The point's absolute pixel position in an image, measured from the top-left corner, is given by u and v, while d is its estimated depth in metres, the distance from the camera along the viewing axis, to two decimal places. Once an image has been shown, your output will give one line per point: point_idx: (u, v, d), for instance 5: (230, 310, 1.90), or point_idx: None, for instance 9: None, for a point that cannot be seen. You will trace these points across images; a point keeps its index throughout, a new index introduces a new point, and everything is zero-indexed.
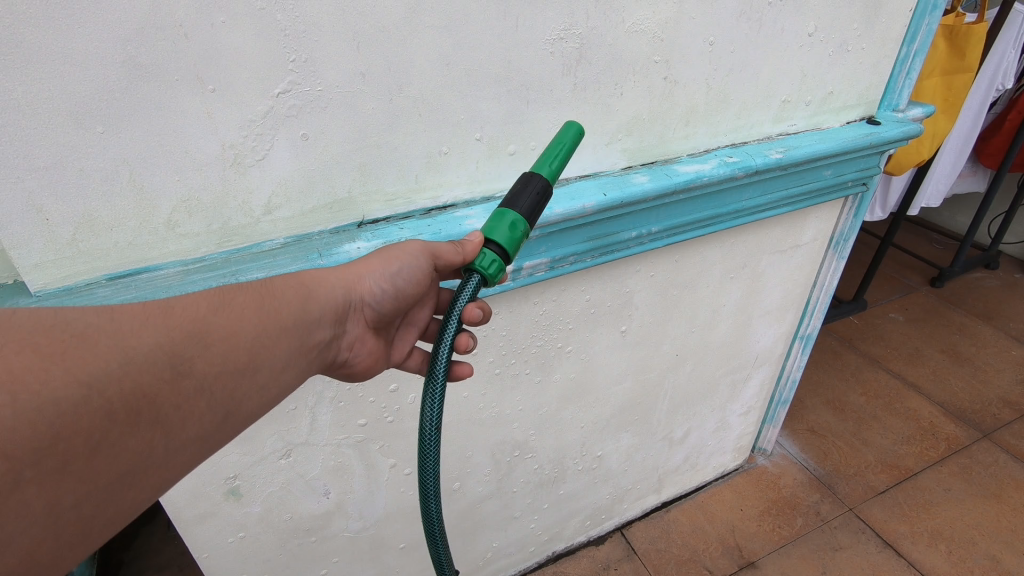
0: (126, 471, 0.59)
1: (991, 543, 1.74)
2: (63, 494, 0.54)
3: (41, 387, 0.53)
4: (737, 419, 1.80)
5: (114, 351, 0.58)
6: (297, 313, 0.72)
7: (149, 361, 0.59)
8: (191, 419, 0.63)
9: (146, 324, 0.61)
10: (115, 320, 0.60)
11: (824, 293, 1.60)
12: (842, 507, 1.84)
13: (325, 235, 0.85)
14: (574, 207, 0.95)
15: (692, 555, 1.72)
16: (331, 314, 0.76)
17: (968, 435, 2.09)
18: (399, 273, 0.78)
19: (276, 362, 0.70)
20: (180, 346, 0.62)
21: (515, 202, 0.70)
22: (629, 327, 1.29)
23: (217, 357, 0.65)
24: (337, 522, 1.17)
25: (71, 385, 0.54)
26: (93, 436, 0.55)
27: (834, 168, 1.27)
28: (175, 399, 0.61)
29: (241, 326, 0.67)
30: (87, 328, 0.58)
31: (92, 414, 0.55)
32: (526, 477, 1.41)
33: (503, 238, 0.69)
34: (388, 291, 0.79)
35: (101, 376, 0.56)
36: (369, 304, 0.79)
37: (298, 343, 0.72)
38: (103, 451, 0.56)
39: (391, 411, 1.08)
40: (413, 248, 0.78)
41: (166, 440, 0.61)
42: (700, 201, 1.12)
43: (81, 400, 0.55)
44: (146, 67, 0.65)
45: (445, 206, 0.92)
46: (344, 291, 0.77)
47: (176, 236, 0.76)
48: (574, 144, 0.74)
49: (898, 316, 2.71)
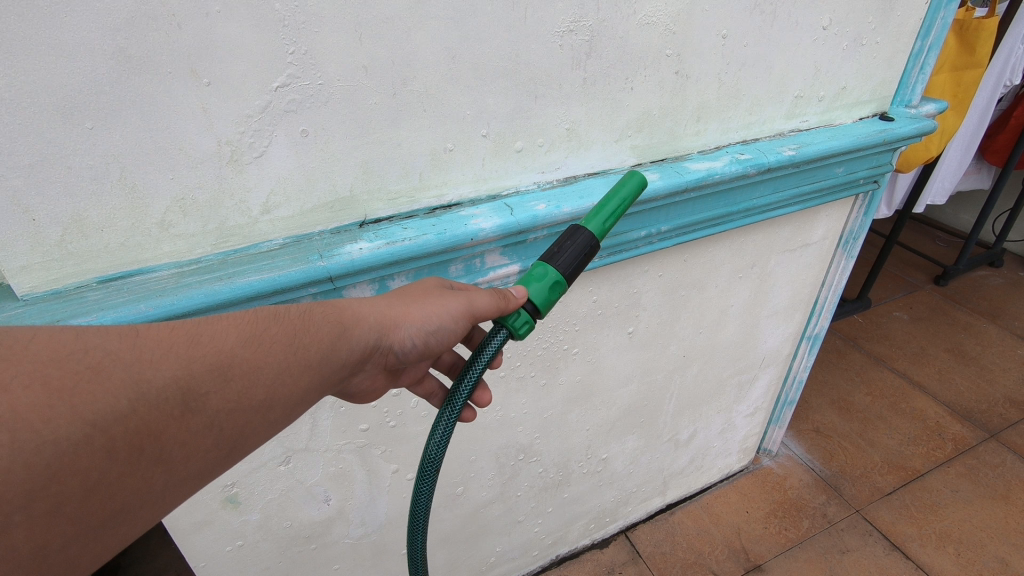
0: (123, 505, 0.60)
1: (1000, 545, 1.72)
2: (54, 531, 0.55)
3: (45, 426, 0.53)
4: (744, 420, 1.77)
5: (125, 386, 0.58)
6: (323, 352, 0.69)
7: (160, 397, 0.59)
8: (194, 456, 0.63)
9: (165, 356, 0.60)
10: (135, 348, 0.60)
11: (833, 293, 1.58)
12: (849, 508, 1.82)
13: (325, 235, 0.81)
14: (582, 206, 0.92)
15: (698, 557, 1.69)
16: (355, 358, 0.73)
17: (975, 436, 2.06)
18: (435, 333, 0.75)
19: (290, 402, 0.68)
20: (194, 382, 0.61)
21: (555, 258, 0.71)
22: (636, 329, 1.26)
23: (231, 394, 0.64)
24: (338, 529, 1.14)
25: (76, 424, 0.55)
26: (91, 474, 0.56)
27: (845, 166, 1.24)
28: (181, 434, 0.61)
29: (261, 362, 0.65)
30: (104, 357, 0.58)
31: (92, 454, 0.56)
32: (531, 482, 1.39)
33: (537, 297, 0.71)
34: (418, 348, 0.75)
35: (106, 414, 0.56)
36: (396, 352, 0.76)
37: (319, 381, 0.70)
38: (101, 487, 0.57)
39: (393, 416, 1.05)
40: (454, 308, 0.74)
41: (165, 474, 0.62)
42: (710, 199, 1.09)
43: (82, 438, 0.55)
44: (138, 59, 0.61)
45: (449, 205, 0.89)
46: (378, 336, 0.73)
47: (170, 237, 0.73)
48: (629, 201, 0.74)
49: (902, 315, 2.68)
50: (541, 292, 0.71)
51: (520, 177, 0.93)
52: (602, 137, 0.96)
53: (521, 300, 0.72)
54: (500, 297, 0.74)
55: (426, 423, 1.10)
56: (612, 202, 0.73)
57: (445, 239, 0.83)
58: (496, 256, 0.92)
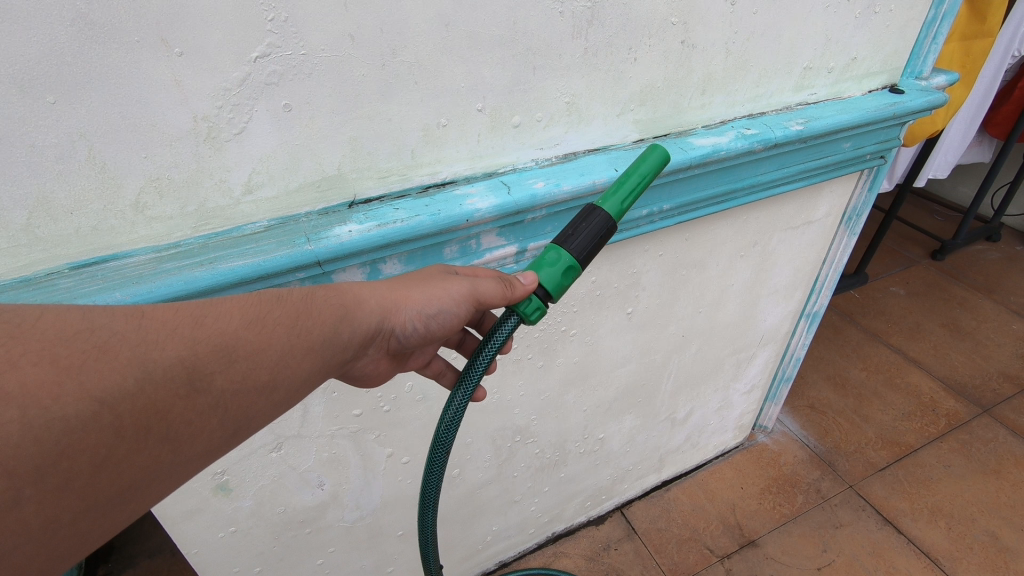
0: (136, 484, 0.58)
1: (990, 519, 1.74)
2: (61, 509, 0.53)
3: (54, 404, 0.51)
4: (741, 397, 1.77)
5: (133, 365, 0.55)
6: (326, 333, 0.67)
7: (169, 377, 0.57)
8: (200, 436, 0.61)
9: (171, 336, 0.58)
10: (141, 328, 0.57)
11: (834, 270, 1.55)
12: (843, 484, 1.84)
13: (312, 217, 0.77)
14: (583, 184, 0.88)
15: (693, 533, 1.71)
16: (357, 341, 0.71)
17: (968, 411, 2.07)
18: (436, 316, 0.73)
19: (293, 382, 0.66)
20: (200, 362, 0.59)
21: (568, 242, 0.68)
22: (635, 309, 1.23)
23: (237, 374, 0.62)
24: (333, 513, 1.13)
25: (84, 401, 0.52)
26: (100, 452, 0.54)
27: (853, 141, 1.20)
28: (188, 413, 0.59)
29: (265, 344, 0.63)
30: (110, 337, 0.55)
31: (100, 431, 0.53)
32: (527, 462, 1.38)
33: (549, 281, 0.68)
34: (419, 331, 0.74)
35: (117, 392, 0.54)
36: (397, 335, 0.74)
37: (322, 362, 0.68)
38: (108, 466, 0.55)
39: (388, 400, 1.02)
40: (456, 291, 0.72)
41: (172, 456, 0.59)
42: (715, 176, 1.05)
43: (90, 416, 0.53)
44: (101, 27, 0.56)
45: (443, 183, 0.85)
46: (379, 318, 0.71)
47: (146, 220, 0.68)
48: (650, 177, 0.69)
49: (899, 291, 2.67)
50: (552, 278, 0.68)
51: (518, 153, 0.89)
52: (603, 111, 0.91)
53: (530, 286, 0.68)
54: (505, 283, 0.70)
55: (422, 407, 1.08)
56: (632, 179, 0.68)
57: (440, 221, 0.79)
58: (493, 237, 0.88)
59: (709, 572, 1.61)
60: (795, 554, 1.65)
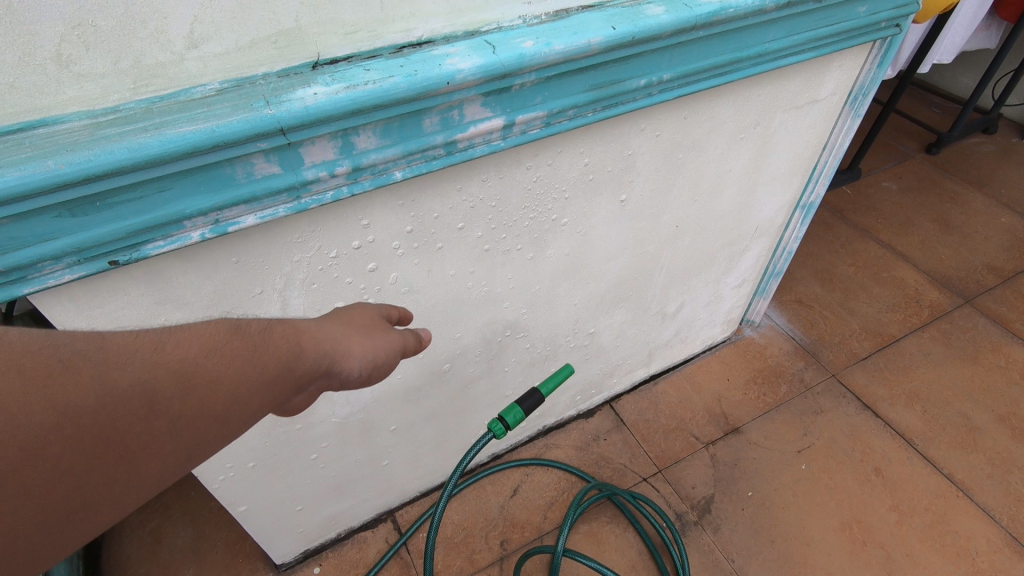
0: (76, 507, 0.49)
1: (963, 402, 1.80)
2: None
3: (19, 414, 0.45)
4: (731, 291, 1.76)
5: (96, 382, 0.49)
6: (281, 365, 0.62)
7: (130, 399, 0.51)
8: (131, 488, 0.53)
9: (135, 356, 0.53)
10: (103, 347, 0.52)
11: (833, 157, 1.48)
12: (825, 373, 1.88)
13: (271, 79, 0.68)
14: (577, 44, 0.79)
15: (679, 423, 1.75)
16: (304, 381, 0.65)
17: (951, 302, 2.10)
18: (376, 365, 0.72)
19: (247, 415, 0.59)
20: (161, 386, 0.53)
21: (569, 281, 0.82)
22: (629, 197, 1.17)
23: (195, 404, 0.55)
24: (323, 409, 1.11)
25: (47, 414, 0.47)
26: (59, 466, 0.47)
27: (869, 4, 1.10)
28: (141, 441, 0.52)
29: (224, 373, 0.57)
30: (77, 354, 0.50)
31: (60, 445, 0.47)
32: (518, 358, 1.36)
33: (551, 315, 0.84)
34: (362, 379, 0.71)
35: (79, 407, 0.48)
36: (338, 381, 0.69)
37: (271, 402, 0.62)
38: (36, 491, 0.46)
39: (372, 293, 0.98)
40: (388, 343, 0.73)
41: (98, 506, 0.51)
42: (720, 41, 0.95)
43: (50, 428, 0.47)
44: None
45: (419, 43, 0.75)
46: (329, 362, 0.67)
47: (74, 77, 0.59)
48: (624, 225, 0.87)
49: (891, 186, 2.62)
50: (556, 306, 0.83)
51: (503, 8, 0.78)
52: None
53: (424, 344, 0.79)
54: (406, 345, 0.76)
55: (408, 301, 1.04)
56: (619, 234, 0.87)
57: (416, 82, 0.70)
58: (477, 107, 0.80)
59: (694, 457, 1.67)
60: (777, 439, 1.71)
